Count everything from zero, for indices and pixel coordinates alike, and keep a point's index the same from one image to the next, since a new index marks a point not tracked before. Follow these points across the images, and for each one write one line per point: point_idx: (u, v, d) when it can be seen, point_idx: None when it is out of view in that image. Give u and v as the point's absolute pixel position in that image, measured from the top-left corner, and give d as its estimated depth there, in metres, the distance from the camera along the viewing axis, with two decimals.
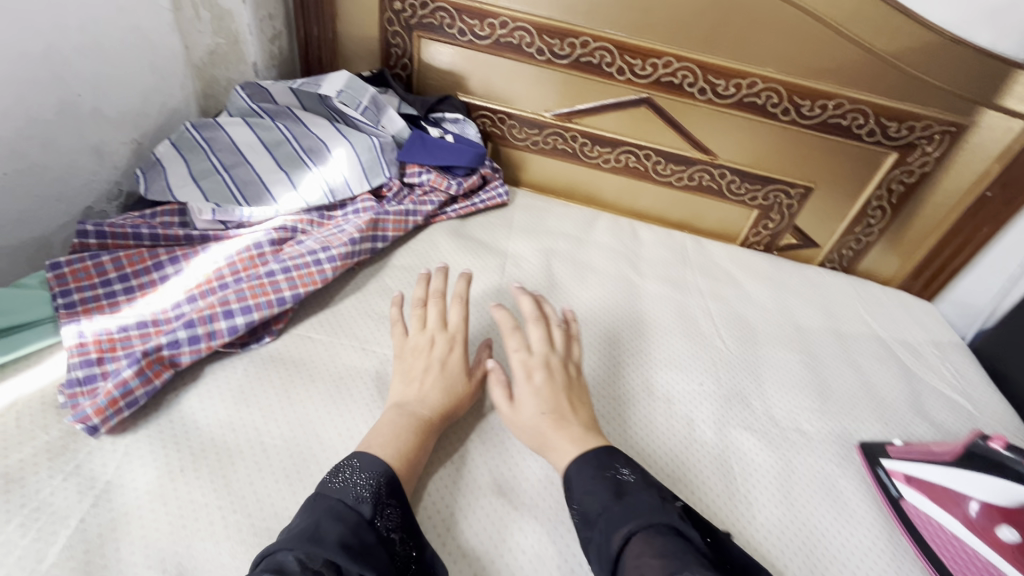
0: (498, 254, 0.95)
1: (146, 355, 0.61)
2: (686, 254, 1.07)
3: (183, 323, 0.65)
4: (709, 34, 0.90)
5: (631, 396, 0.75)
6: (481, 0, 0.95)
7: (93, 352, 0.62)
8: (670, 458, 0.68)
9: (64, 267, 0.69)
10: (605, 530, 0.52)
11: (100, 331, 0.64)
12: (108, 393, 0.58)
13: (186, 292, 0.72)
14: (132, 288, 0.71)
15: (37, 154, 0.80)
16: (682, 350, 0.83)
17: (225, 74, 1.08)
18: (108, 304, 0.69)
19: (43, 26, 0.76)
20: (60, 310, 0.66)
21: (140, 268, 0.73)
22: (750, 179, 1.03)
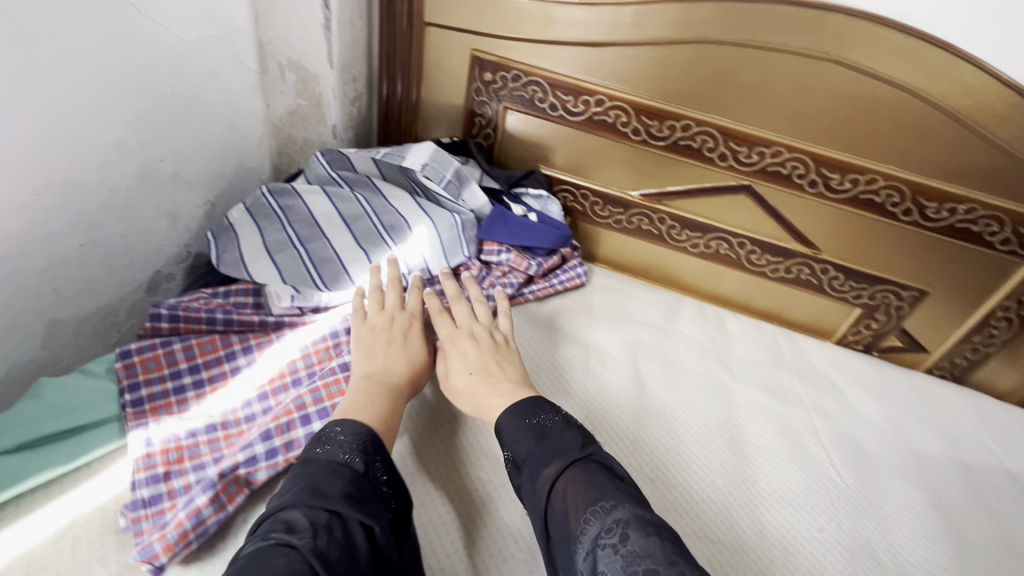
0: (580, 345, 0.88)
1: (223, 476, 0.55)
2: (780, 351, 0.98)
3: (261, 433, 0.59)
4: (828, 126, 0.83)
5: (583, 382, 0.82)
6: (578, 77, 0.90)
7: (161, 468, 0.57)
8: (617, 437, 0.75)
9: (133, 356, 0.65)
10: (534, 473, 0.57)
11: (168, 438, 0.59)
12: (179, 525, 0.52)
13: (258, 389, 0.66)
14: (202, 382, 0.66)
15: (114, 223, 0.77)
16: (795, 483, 0.74)
17: (302, 134, 1.03)
18: (177, 402, 0.64)
19: (135, 95, 0.74)
20: (128, 409, 0.61)
21: (212, 359, 0.68)
22: (856, 277, 0.95)
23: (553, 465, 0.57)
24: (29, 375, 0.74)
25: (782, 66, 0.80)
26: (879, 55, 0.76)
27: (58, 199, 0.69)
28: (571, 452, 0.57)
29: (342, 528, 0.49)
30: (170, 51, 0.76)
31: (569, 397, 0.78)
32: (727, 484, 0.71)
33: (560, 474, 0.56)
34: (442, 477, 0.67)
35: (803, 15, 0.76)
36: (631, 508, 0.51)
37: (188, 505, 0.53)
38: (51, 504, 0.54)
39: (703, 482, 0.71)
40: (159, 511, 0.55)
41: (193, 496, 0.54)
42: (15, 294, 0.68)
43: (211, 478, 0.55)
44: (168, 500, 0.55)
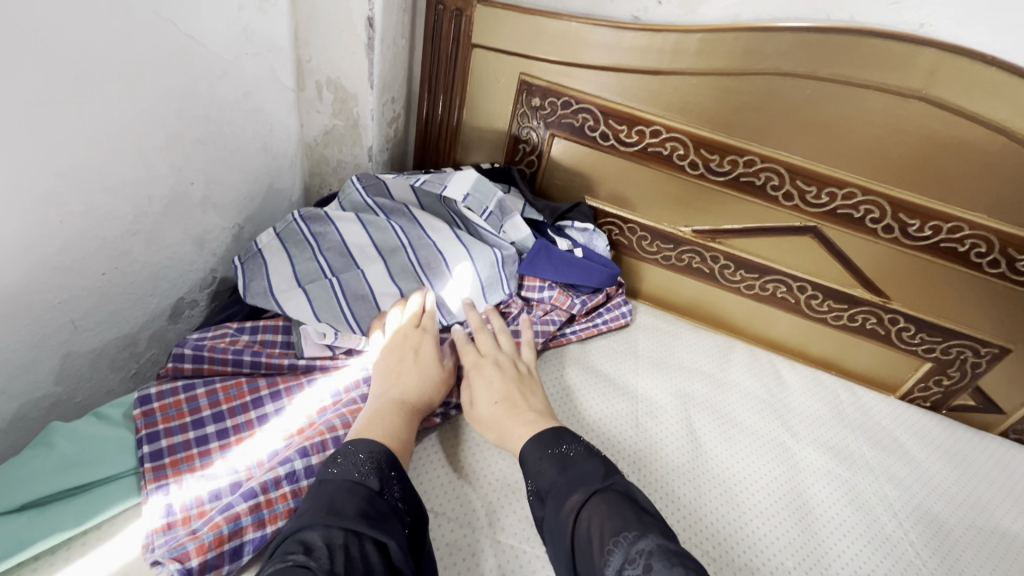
0: (626, 395, 0.82)
1: (265, 488, 0.54)
2: (841, 407, 0.90)
3: (296, 450, 0.58)
4: (910, 168, 0.76)
5: (652, 452, 0.73)
6: (634, 106, 0.84)
7: (178, 517, 0.54)
8: (692, 523, 0.66)
9: (153, 403, 0.61)
10: (555, 506, 0.54)
11: (190, 502, 0.55)
12: (215, 528, 0.51)
13: (287, 438, 0.61)
14: (226, 430, 0.62)
15: (139, 249, 0.73)
16: (872, 564, 0.67)
17: (336, 154, 0.97)
18: (200, 455, 0.59)
19: (170, 115, 0.70)
20: (145, 463, 0.57)
21: (237, 405, 0.64)
22: (928, 329, 0.87)
23: (577, 494, 0.53)
24: (40, 413, 0.68)
25: (862, 102, 0.74)
26: (973, 95, 0.69)
27: (82, 226, 0.64)
28: (592, 482, 0.54)
29: (357, 548, 0.45)
30: (207, 68, 0.72)
31: (622, 455, 0.72)
32: (797, 565, 0.64)
33: (584, 503, 0.52)
34: (450, 459, 0.68)
35: (891, 49, 0.70)
36: (656, 538, 0.48)
37: (225, 512, 0.52)
38: (58, 572, 0.50)
39: (770, 560, 0.64)
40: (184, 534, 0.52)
41: (230, 504, 0.53)
42: (30, 327, 0.63)
43: (250, 488, 0.54)
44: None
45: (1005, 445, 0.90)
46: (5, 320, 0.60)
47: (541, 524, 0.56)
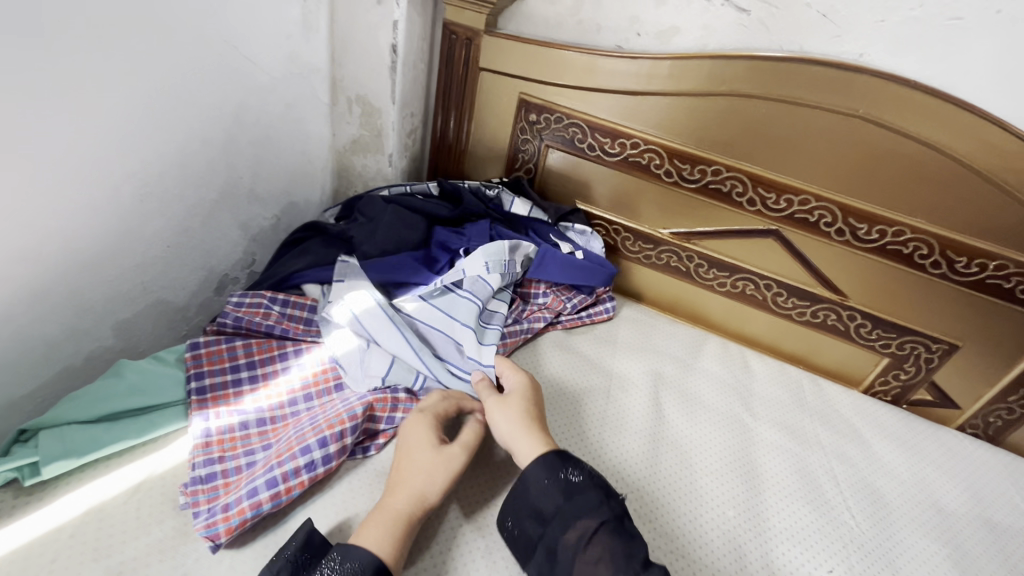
0: (602, 372, 0.93)
1: (286, 477, 0.61)
2: (804, 396, 0.99)
3: (304, 396, 0.73)
4: (856, 178, 0.86)
5: (622, 420, 0.84)
6: (616, 122, 0.97)
7: (214, 439, 0.66)
8: (638, 475, 0.76)
9: (201, 348, 0.74)
10: (559, 528, 0.58)
11: (224, 427, 0.67)
12: (239, 507, 0.58)
13: (304, 387, 0.74)
14: (256, 376, 0.75)
15: (197, 229, 0.89)
16: (812, 527, 0.75)
17: (361, 161, 1.13)
18: (234, 394, 0.72)
19: (226, 119, 0.86)
20: (193, 396, 0.70)
21: (266, 357, 0.77)
22: (883, 325, 0.96)
23: (587, 520, 0.57)
24: (111, 358, 0.84)
25: (811, 119, 0.85)
26: (904, 114, 0.80)
27: (155, 205, 0.80)
28: (600, 513, 0.58)
29: None
30: (258, 83, 0.89)
31: (594, 420, 0.83)
32: (724, 520, 0.73)
33: (592, 534, 0.56)
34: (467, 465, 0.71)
35: (832, 73, 0.81)
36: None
37: (251, 494, 0.59)
38: (123, 470, 0.63)
39: (712, 510, 0.74)
40: (214, 487, 0.61)
41: (255, 488, 0.59)
42: (111, 282, 0.78)
43: (273, 476, 0.61)
44: (220, 478, 0.62)
45: (961, 438, 0.96)
46: (94, 275, 0.76)
47: (536, 540, 0.59)
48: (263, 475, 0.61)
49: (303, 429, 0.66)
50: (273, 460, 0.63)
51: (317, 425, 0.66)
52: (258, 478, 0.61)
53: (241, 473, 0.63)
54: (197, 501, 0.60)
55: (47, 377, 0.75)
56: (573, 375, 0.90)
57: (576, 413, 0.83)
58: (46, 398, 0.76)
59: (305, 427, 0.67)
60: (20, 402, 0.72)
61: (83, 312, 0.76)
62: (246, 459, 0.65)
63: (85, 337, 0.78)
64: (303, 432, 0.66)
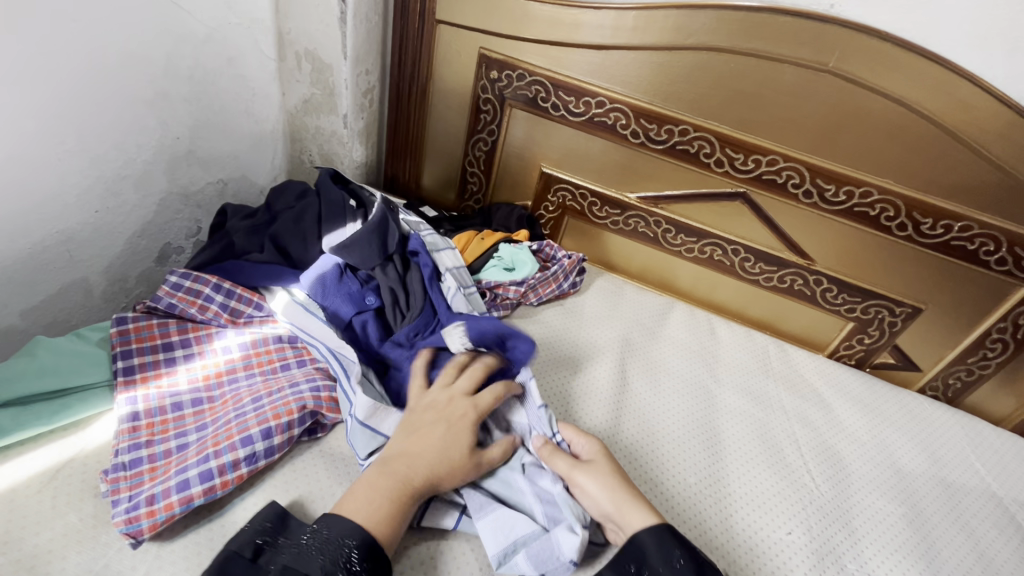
0: (572, 342, 0.91)
1: (222, 470, 0.57)
2: (768, 360, 0.98)
3: (247, 376, 0.69)
4: (823, 138, 0.83)
5: (626, 377, 0.87)
6: (581, 78, 0.92)
7: (143, 422, 0.62)
8: (641, 426, 0.79)
9: (128, 325, 0.69)
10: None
11: (156, 410, 0.64)
12: (167, 502, 0.54)
13: (246, 366, 0.70)
14: (192, 355, 0.70)
15: (129, 194, 0.83)
16: (771, 489, 0.75)
17: (315, 122, 1.06)
18: (167, 372, 0.68)
19: (156, 75, 0.79)
20: (119, 377, 0.65)
21: (202, 334, 0.72)
22: (849, 290, 0.95)
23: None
24: (38, 331, 0.79)
25: (779, 75, 0.81)
26: (875, 67, 0.76)
27: (78, 167, 0.74)
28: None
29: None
30: (192, 33, 0.81)
31: (599, 375, 0.86)
32: (714, 467, 0.76)
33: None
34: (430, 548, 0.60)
35: (802, 25, 0.77)
36: None
37: (182, 487, 0.55)
38: (40, 452, 0.60)
39: (666, 475, 0.73)
40: (138, 473, 0.58)
41: (187, 482, 0.56)
42: (31, 251, 0.73)
43: (208, 467, 0.57)
44: (146, 463, 0.59)
45: (920, 399, 0.97)
46: (10, 243, 0.70)
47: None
48: (195, 465, 0.57)
49: (244, 413, 0.62)
50: (207, 447, 0.59)
51: (260, 410, 0.62)
52: (190, 468, 0.57)
53: (169, 457, 0.60)
54: (118, 489, 0.56)
55: None
56: (579, 334, 0.93)
57: (581, 370, 0.86)
58: None
59: (245, 409, 0.63)
60: None
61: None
62: (177, 442, 0.61)
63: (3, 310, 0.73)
64: (244, 417, 0.62)
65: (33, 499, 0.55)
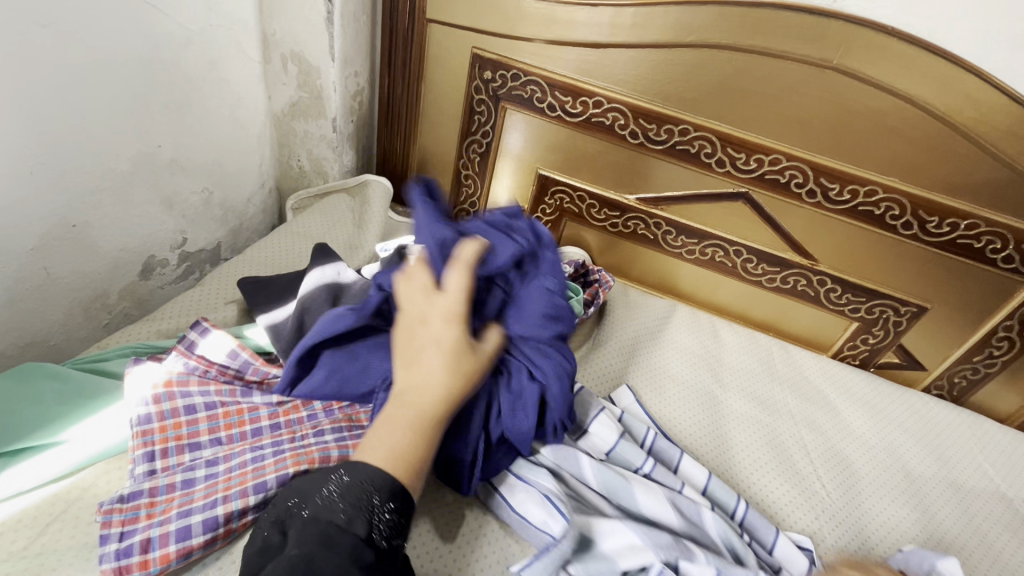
0: (584, 357, 0.88)
1: (227, 519, 0.53)
2: (772, 363, 0.96)
3: (270, 421, 0.64)
4: (828, 136, 0.81)
5: (630, 384, 0.85)
6: (578, 78, 0.90)
7: (159, 464, 0.59)
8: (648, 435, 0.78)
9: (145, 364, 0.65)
10: None
11: (170, 447, 0.60)
12: (164, 551, 0.51)
13: (269, 412, 0.65)
14: (210, 391, 0.64)
15: (108, 207, 0.79)
16: (782, 496, 0.74)
17: (303, 126, 1.03)
18: (183, 406, 0.62)
19: (133, 81, 0.75)
20: (137, 420, 0.60)
21: (226, 386, 0.65)
22: (854, 290, 0.93)
23: None
24: (17, 352, 0.75)
25: (781, 72, 0.79)
26: (879, 63, 0.74)
27: (53, 179, 0.70)
28: None
29: None
30: (171, 37, 0.78)
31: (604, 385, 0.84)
32: (724, 476, 0.75)
33: None
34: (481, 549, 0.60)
35: (804, 21, 0.75)
36: None
37: (183, 536, 0.52)
38: (7, 505, 0.55)
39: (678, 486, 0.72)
40: (136, 507, 0.54)
41: (188, 529, 0.52)
42: (5, 272, 0.69)
43: (213, 514, 0.53)
44: (146, 497, 0.55)
45: (925, 397, 0.96)
46: None
47: None
48: (200, 508, 0.54)
49: (263, 457, 0.58)
50: (216, 491, 0.55)
51: (279, 456, 0.57)
52: (195, 512, 0.53)
53: (172, 493, 0.56)
54: (110, 521, 0.52)
55: None
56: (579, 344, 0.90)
57: (583, 378, 0.84)
58: None
59: (264, 453, 0.59)
60: None
61: None
62: (182, 477, 0.57)
63: None
64: (261, 461, 0.57)
65: (9, 540, 0.52)
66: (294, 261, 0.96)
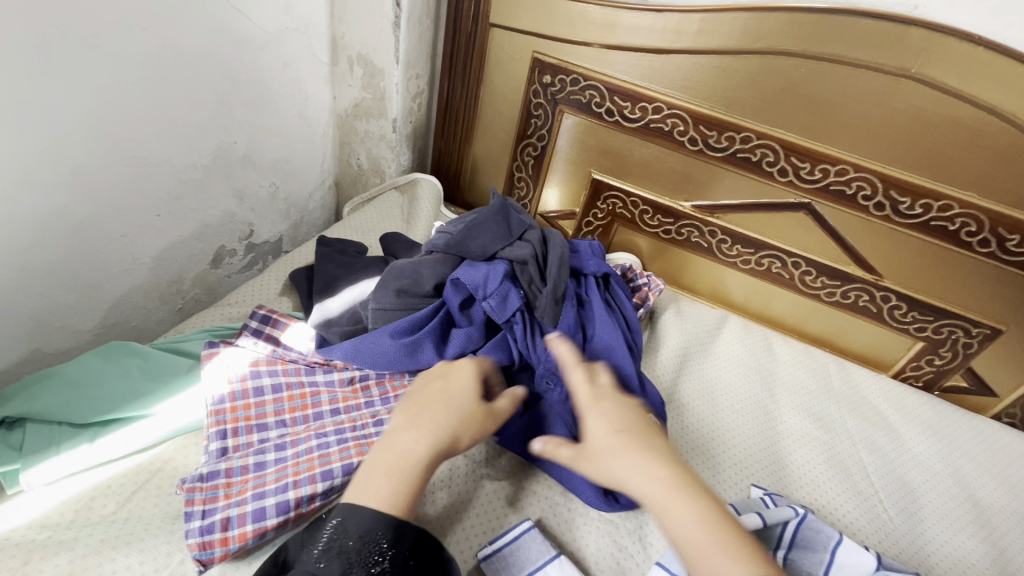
0: None
1: (298, 504, 0.55)
2: (829, 380, 0.93)
3: (330, 408, 0.67)
4: (900, 148, 0.78)
5: (676, 392, 0.85)
6: (638, 83, 0.90)
7: (230, 444, 0.61)
8: (696, 444, 0.78)
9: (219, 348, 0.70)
10: None
11: (240, 429, 0.63)
12: (242, 530, 0.53)
13: (331, 401, 0.67)
14: (277, 374, 0.68)
15: (188, 198, 0.84)
16: (839, 502, 0.74)
17: (364, 126, 1.07)
18: (254, 394, 0.65)
19: (216, 79, 0.80)
20: (211, 404, 0.63)
21: (291, 367, 0.70)
22: (921, 308, 0.89)
23: None
24: (101, 332, 0.81)
25: (853, 80, 0.77)
26: (961, 72, 0.71)
27: (140, 172, 0.75)
28: None
29: None
30: (251, 39, 0.82)
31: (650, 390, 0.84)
32: (777, 486, 0.75)
33: None
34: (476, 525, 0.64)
35: (881, 27, 0.73)
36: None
37: (257, 517, 0.54)
38: (99, 472, 0.60)
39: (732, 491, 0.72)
40: (214, 487, 0.57)
41: (263, 511, 0.55)
42: (94, 254, 0.74)
43: (285, 498, 0.55)
44: (223, 477, 0.58)
45: (995, 425, 0.91)
46: (80, 247, 0.72)
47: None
48: (274, 493, 0.56)
49: (328, 445, 0.60)
50: (287, 474, 0.58)
51: (343, 444, 0.60)
52: (268, 495, 0.56)
53: (246, 474, 0.58)
54: (193, 499, 0.55)
55: (34, 347, 0.72)
56: None
57: None
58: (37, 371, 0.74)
59: (328, 441, 0.61)
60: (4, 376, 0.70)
61: (71, 282, 0.73)
62: (254, 459, 0.60)
63: (72, 312, 0.75)
64: (326, 449, 0.60)
65: (99, 504, 0.57)
66: (302, 255, 0.97)
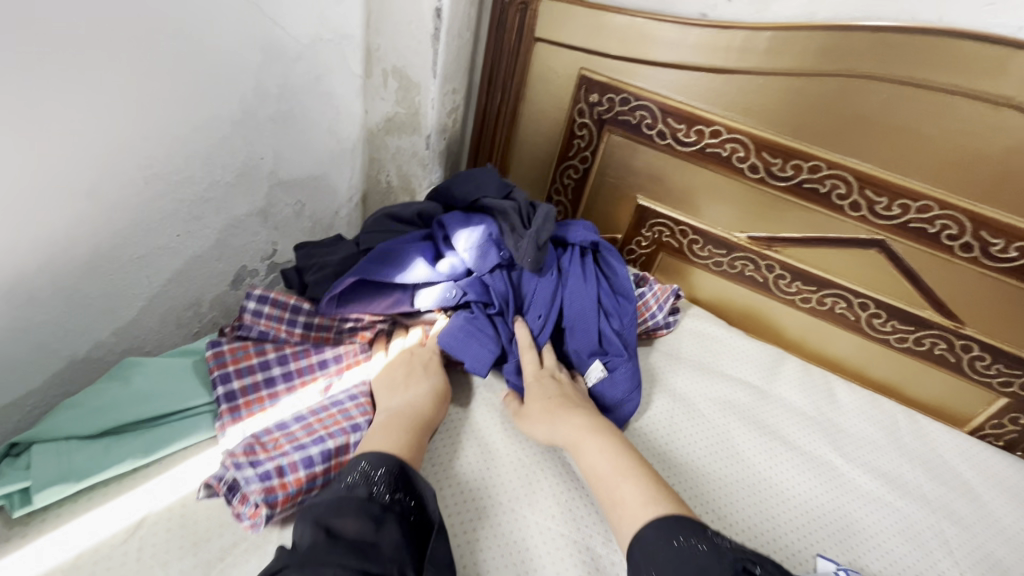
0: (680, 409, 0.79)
1: (337, 450, 0.58)
2: (900, 435, 0.84)
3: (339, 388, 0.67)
4: (996, 185, 0.70)
5: (727, 442, 0.76)
6: (694, 104, 0.83)
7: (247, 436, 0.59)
8: (753, 504, 0.69)
9: (223, 347, 0.66)
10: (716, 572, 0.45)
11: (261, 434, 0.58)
12: (297, 475, 0.54)
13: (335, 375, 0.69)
14: (290, 373, 0.68)
15: (210, 216, 0.79)
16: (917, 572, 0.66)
17: (396, 142, 1.02)
18: (267, 393, 0.65)
19: (246, 91, 0.75)
20: (223, 403, 0.62)
21: (296, 349, 0.70)
22: (1009, 360, 0.80)
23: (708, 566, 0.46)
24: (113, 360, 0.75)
25: (944, 108, 0.69)
26: None
27: (160, 188, 0.70)
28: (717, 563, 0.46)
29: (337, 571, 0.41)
30: (283, 50, 0.77)
31: (699, 442, 0.75)
32: (848, 554, 0.66)
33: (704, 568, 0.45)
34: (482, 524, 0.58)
35: (979, 51, 0.65)
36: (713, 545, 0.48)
37: (307, 462, 0.55)
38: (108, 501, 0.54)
39: (799, 562, 0.63)
40: (249, 446, 0.56)
41: (311, 458, 0.56)
42: (108, 277, 0.69)
43: (326, 445, 0.57)
44: (254, 440, 0.57)
45: None
46: (94, 269, 0.67)
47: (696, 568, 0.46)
48: (314, 443, 0.57)
49: (345, 405, 0.63)
50: (316, 428, 0.59)
51: (357, 401, 0.64)
52: (310, 445, 0.57)
53: (274, 435, 0.58)
54: (235, 456, 0.54)
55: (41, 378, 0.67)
56: (657, 395, 0.80)
57: (672, 434, 0.75)
58: (43, 403, 0.68)
59: (341, 400, 0.64)
60: (6, 412, 0.64)
61: (85, 306, 0.68)
62: (277, 424, 0.60)
63: (83, 339, 0.69)
64: (344, 406, 0.63)
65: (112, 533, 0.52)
66: None
